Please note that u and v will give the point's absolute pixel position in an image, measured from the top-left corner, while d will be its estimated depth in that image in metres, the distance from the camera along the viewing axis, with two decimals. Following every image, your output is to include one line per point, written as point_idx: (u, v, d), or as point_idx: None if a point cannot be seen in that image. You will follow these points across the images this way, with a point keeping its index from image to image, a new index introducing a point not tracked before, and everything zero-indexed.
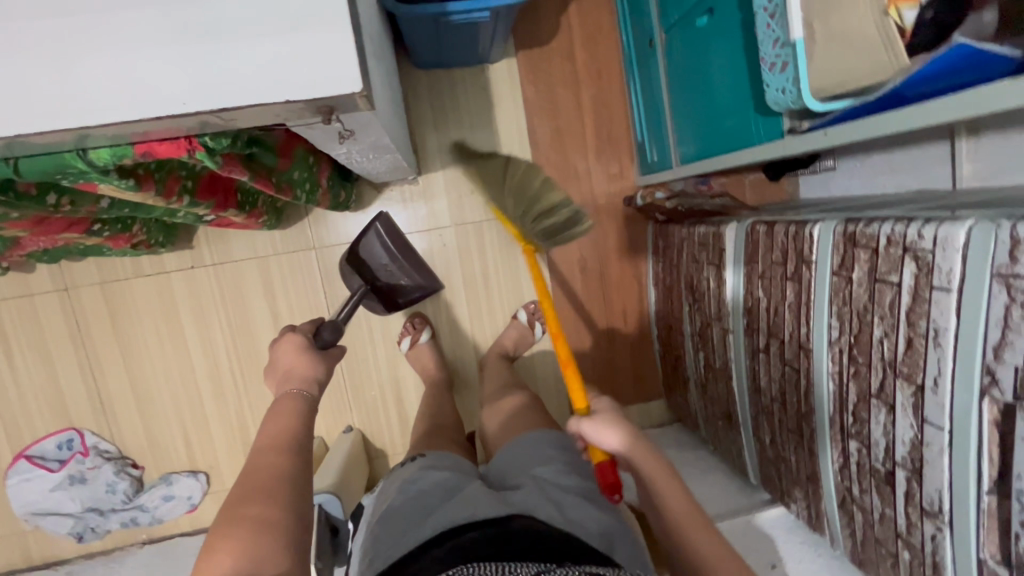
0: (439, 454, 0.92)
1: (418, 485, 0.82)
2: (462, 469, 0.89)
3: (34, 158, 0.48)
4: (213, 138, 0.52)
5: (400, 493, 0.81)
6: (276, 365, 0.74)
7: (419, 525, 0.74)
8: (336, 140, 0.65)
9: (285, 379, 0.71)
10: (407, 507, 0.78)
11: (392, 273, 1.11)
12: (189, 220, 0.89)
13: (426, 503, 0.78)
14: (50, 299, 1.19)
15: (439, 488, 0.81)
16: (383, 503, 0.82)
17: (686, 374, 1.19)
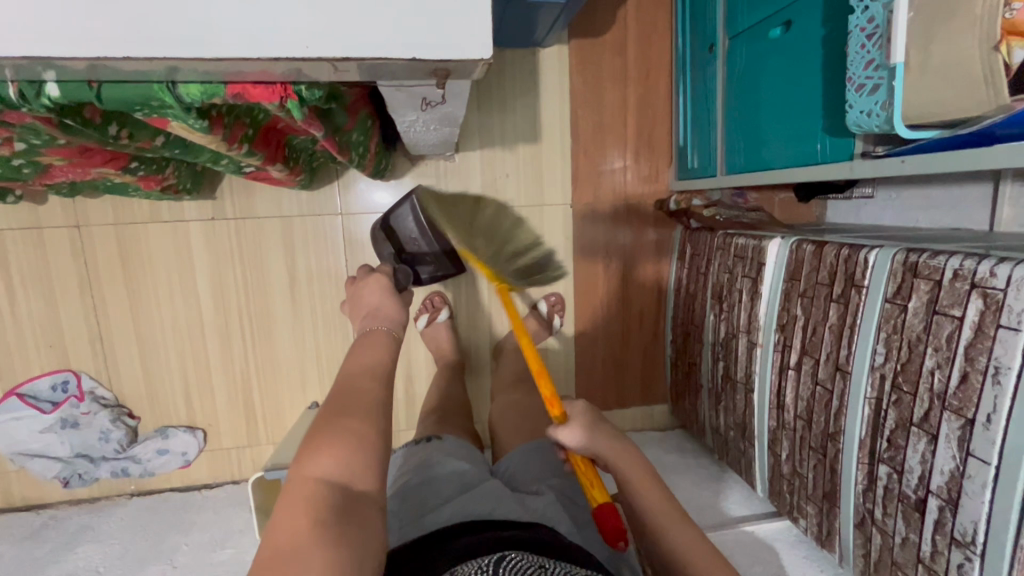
0: (455, 442, 0.92)
1: (440, 472, 0.81)
2: (477, 462, 0.87)
3: (123, 84, 0.45)
4: (308, 88, 0.50)
5: (419, 477, 0.80)
6: (363, 303, 0.83)
7: (435, 511, 0.73)
8: (416, 106, 0.63)
9: (371, 321, 0.80)
10: (429, 491, 0.77)
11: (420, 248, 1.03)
12: (230, 170, 0.86)
13: (444, 489, 0.78)
14: (60, 234, 1.13)
15: (457, 480, 0.79)
16: (400, 480, 0.82)
17: (699, 380, 1.20)
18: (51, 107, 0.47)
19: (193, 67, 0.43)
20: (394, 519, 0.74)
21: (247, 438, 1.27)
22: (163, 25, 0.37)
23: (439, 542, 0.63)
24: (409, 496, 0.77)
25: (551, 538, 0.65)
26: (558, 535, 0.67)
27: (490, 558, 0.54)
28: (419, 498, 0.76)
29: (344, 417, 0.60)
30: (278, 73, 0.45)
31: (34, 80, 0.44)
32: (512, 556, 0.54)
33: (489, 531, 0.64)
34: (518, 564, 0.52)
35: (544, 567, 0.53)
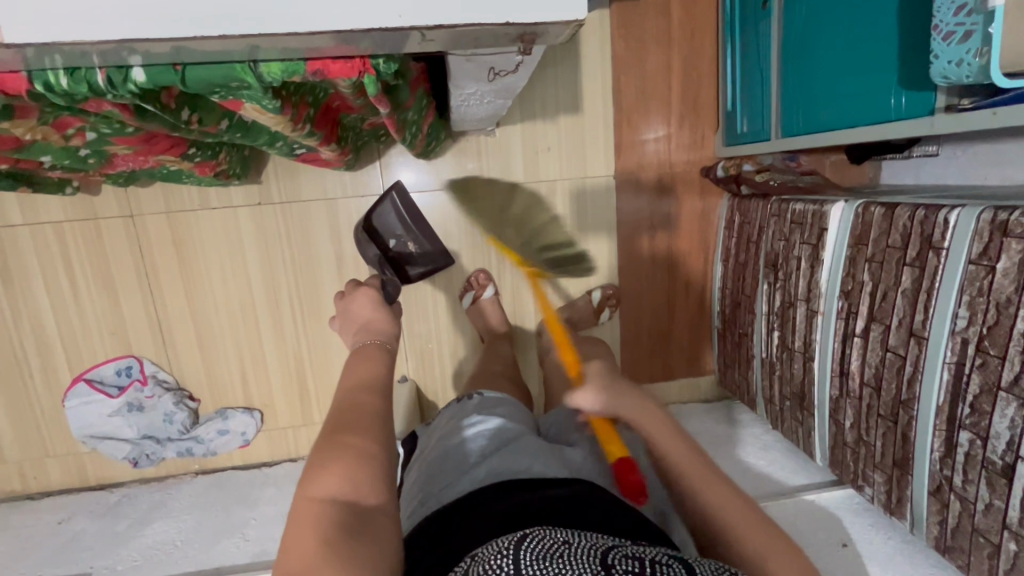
0: (496, 396, 0.90)
1: (478, 428, 0.79)
2: (520, 417, 0.86)
3: (204, 66, 0.45)
4: (385, 61, 0.49)
5: (456, 436, 0.79)
6: (351, 318, 0.77)
7: (471, 472, 0.72)
8: (483, 78, 0.61)
9: (365, 333, 0.74)
10: (468, 453, 0.76)
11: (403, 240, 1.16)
12: (283, 152, 0.86)
13: (483, 451, 0.75)
14: (115, 225, 1.16)
15: (494, 436, 0.78)
16: (439, 442, 0.80)
17: (751, 349, 1.17)
18: (136, 93, 0.47)
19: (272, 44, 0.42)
20: (431, 482, 0.74)
21: (301, 417, 1.30)
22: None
23: (489, 502, 0.64)
24: (446, 457, 0.77)
25: (592, 494, 0.64)
26: (595, 491, 0.66)
27: (511, 537, 0.49)
28: (458, 462, 0.75)
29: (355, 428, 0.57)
30: (362, 46, 0.44)
31: (121, 65, 0.44)
32: (535, 533, 0.49)
33: (526, 492, 0.64)
34: (541, 545, 0.47)
35: (568, 543, 0.49)
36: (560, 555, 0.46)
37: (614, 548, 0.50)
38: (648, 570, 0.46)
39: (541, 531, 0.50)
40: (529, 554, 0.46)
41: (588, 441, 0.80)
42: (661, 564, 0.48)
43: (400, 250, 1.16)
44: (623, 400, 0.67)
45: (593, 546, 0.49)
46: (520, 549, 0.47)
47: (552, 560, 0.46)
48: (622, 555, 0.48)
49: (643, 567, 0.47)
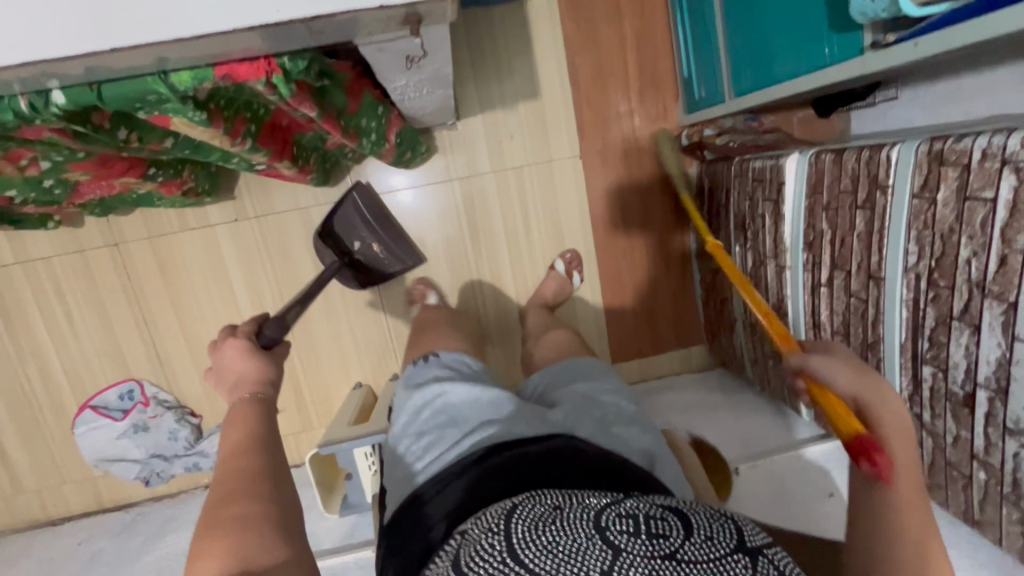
0: (466, 363, 0.87)
1: (447, 398, 0.77)
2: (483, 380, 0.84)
3: (117, 82, 0.47)
4: (291, 59, 0.51)
5: (427, 409, 0.77)
6: (224, 372, 0.67)
7: (452, 440, 0.71)
8: (402, 68, 0.64)
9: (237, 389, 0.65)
10: (445, 421, 0.74)
11: (367, 244, 1.13)
12: (244, 168, 0.89)
13: (461, 418, 0.74)
14: (102, 255, 1.20)
15: (466, 403, 0.76)
16: (413, 413, 0.78)
17: (732, 313, 1.17)
18: (61, 115, 0.50)
19: (157, 52, 0.43)
20: (413, 458, 0.72)
21: (301, 424, 1.35)
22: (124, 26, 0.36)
23: (473, 468, 0.63)
24: (423, 430, 0.75)
25: (575, 450, 0.65)
26: (576, 442, 0.67)
27: (501, 512, 0.49)
28: (436, 430, 0.74)
29: (244, 494, 0.53)
30: (263, 46, 0.47)
31: (40, 89, 0.46)
32: (526, 505, 0.50)
33: (509, 452, 0.64)
34: (531, 515, 0.48)
35: (558, 509, 0.48)
36: (551, 523, 0.46)
37: (608, 506, 0.48)
38: (642, 527, 0.44)
39: (534, 501, 0.51)
40: (521, 524, 0.47)
41: (568, 399, 0.81)
42: (656, 518, 0.45)
43: (366, 254, 1.14)
44: (866, 384, 0.54)
45: (585, 509, 0.48)
46: (510, 521, 0.47)
47: (539, 529, 0.46)
48: (615, 515, 0.46)
49: (637, 525, 0.44)
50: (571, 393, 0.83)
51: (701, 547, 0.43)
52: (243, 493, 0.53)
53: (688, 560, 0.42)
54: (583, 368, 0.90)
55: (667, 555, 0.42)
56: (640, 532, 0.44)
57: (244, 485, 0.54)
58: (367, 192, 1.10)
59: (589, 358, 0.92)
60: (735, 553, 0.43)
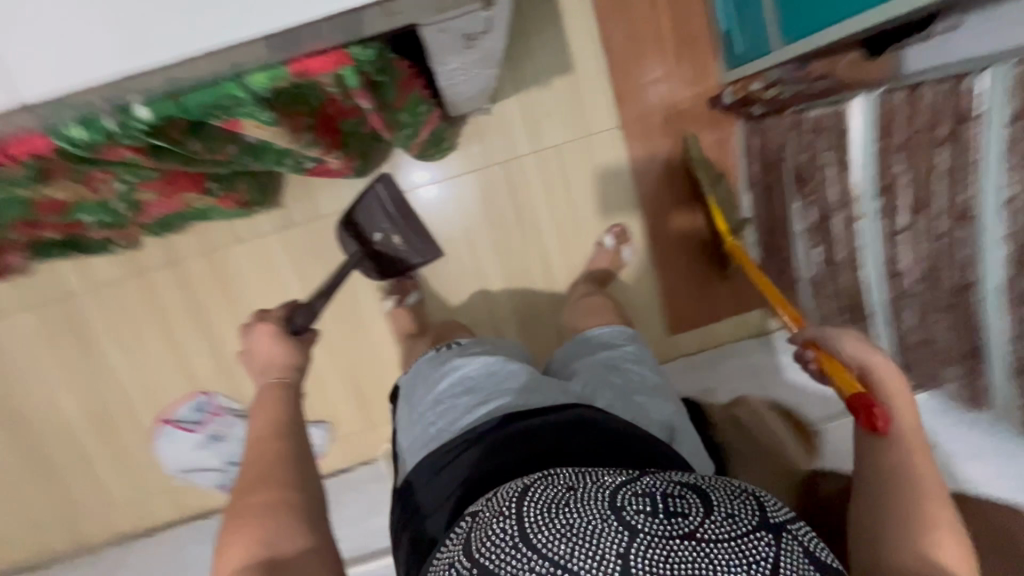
0: (472, 339, 0.96)
1: (468, 369, 0.87)
2: (501, 350, 0.93)
3: (196, 90, 0.47)
4: (361, 47, 0.50)
5: (449, 378, 0.87)
6: (255, 355, 0.78)
7: (476, 407, 0.81)
8: (461, 47, 0.63)
9: (265, 373, 0.78)
10: (459, 394, 0.84)
11: (390, 238, 1.10)
12: (293, 168, 0.89)
13: (476, 390, 0.84)
14: (163, 274, 1.24)
15: (484, 373, 0.86)
16: (430, 386, 0.87)
17: (795, 273, 1.13)
18: (144, 131, 0.51)
19: (229, 62, 0.45)
20: (439, 421, 0.82)
21: (364, 423, 1.35)
22: (219, 28, 0.42)
23: (487, 436, 0.74)
24: (445, 397, 0.85)
25: (583, 418, 0.74)
26: (583, 412, 0.76)
27: (518, 494, 0.57)
28: (451, 402, 0.84)
29: (269, 483, 0.66)
30: (335, 36, 0.46)
31: (125, 106, 0.47)
32: (540, 487, 0.57)
33: (521, 423, 0.74)
34: (546, 496, 0.55)
35: (572, 490, 0.56)
36: (568, 504, 0.54)
37: (625, 485, 0.55)
38: (660, 507, 0.51)
39: (549, 482, 0.58)
40: (534, 506, 0.55)
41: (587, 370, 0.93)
42: (674, 497, 0.53)
43: (385, 246, 1.10)
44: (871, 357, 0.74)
45: (601, 489, 0.55)
46: (523, 504, 0.55)
47: (555, 510, 0.53)
48: (632, 496, 0.53)
49: (654, 505, 0.52)
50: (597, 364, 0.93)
51: (720, 526, 0.50)
52: (264, 482, 0.67)
53: (708, 538, 0.49)
54: (605, 339, 1.00)
55: (685, 533, 0.50)
56: (658, 512, 0.51)
57: (267, 473, 0.67)
58: (392, 188, 1.09)
59: (625, 328, 1.02)
60: (755, 529, 0.50)
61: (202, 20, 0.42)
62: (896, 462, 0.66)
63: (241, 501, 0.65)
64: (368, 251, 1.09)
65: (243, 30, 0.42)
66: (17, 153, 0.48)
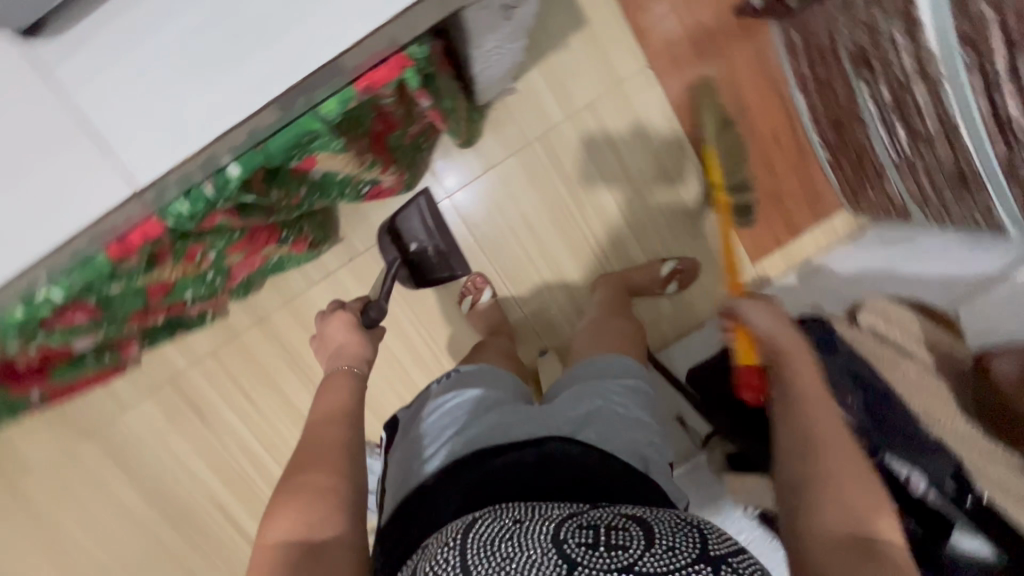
0: (478, 369, 0.84)
1: (454, 404, 0.76)
2: (499, 382, 0.81)
3: (278, 135, 0.49)
4: (417, 45, 0.49)
5: (433, 414, 0.76)
6: (328, 340, 0.78)
7: (447, 446, 0.70)
8: (498, 20, 0.61)
9: (338, 357, 0.75)
10: (438, 429, 0.73)
11: (425, 247, 1.20)
12: (351, 197, 0.91)
13: (455, 423, 0.73)
14: (254, 333, 1.29)
15: (469, 408, 0.74)
16: (415, 419, 0.77)
17: (877, 161, 1.05)
18: (239, 190, 0.52)
19: (302, 99, 0.45)
20: (410, 462, 0.72)
21: None
22: (285, 76, 0.42)
23: (455, 475, 0.64)
24: (425, 434, 0.74)
25: (562, 454, 0.63)
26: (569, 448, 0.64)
27: (461, 527, 0.51)
28: (430, 437, 0.73)
29: (319, 463, 0.59)
30: (391, 39, 0.45)
31: (219, 168, 0.48)
32: (484, 520, 0.51)
33: (492, 459, 0.63)
34: (488, 530, 0.49)
35: (518, 522, 0.49)
36: (509, 537, 0.47)
37: (570, 517, 0.50)
38: (601, 539, 0.46)
39: (493, 514, 0.52)
40: (477, 540, 0.48)
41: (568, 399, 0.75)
42: (617, 530, 0.48)
43: (421, 256, 1.20)
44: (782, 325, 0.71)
45: (546, 521, 0.49)
46: (467, 539, 0.49)
47: (495, 543, 0.47)
48: (576, 527, 0.48)
49: (597, 538, 0.46)
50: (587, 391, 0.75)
51: (660, 559, 0.45)
52: (319, 460, 0.60)
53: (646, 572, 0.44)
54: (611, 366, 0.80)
55: (623, 568, 0.44)
56: (598, 545, 0.46)
57: (320, 452, 0.61)
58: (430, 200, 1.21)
59: (626, 358, 0.81)
60: (696, 564, 0.45)
61: (274, 67, 0.42)
62: (826, 417, 0.57)
63: (297, 478, 0.58)
64: (404, 259, 1.19)
65: (309, 66, 0.42)
66: (136, 242, 0.50)
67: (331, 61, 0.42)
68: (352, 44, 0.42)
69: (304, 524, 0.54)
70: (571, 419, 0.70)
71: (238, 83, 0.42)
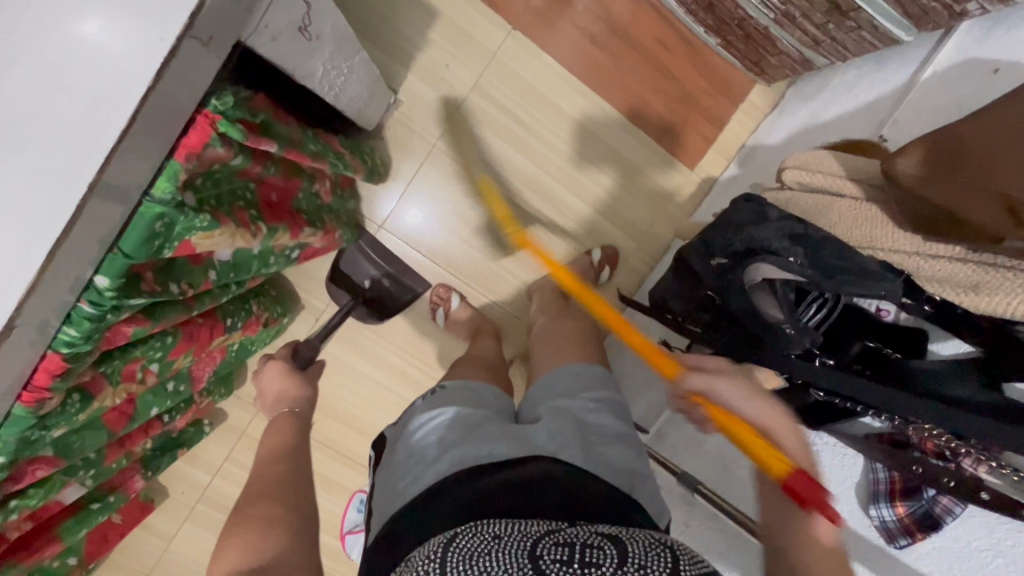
0: (460, 382, 0.78)
1: (435, 420, 0.69)
2: (485, 400, 0.76)
3: (128, 230, 0.50)
4: (218, 98, 0.50)
5: (417, 432, 0.69)
6: (269, 388, 0.97)
7: (428, 464, 0.63)
8: (305, 44, 0.63)
9: (279, 400, 0.96)
10: (422, 447, 0.66)
11: (378, 284, 1.23)
12: (282, 265, 0.90)
13: (442, 440, 0.66)
14: (257, 422, 1.30)
15: (453, 423, 0.68)
16: (397, 442, 0.72)
17: (758, 25, 1.05)
18: (121, 296, 0.53)
19: (125, 173, 0.45)
20: (389, 485, 0.66)
21: None
22: (89, 146, 0.42)
23: (446, 490, 0.58)
24: (408, 454, 0.68)
25: (548, 473, 0.58)
26: (554, 466, 0.59)
27: (442, 539, 0.47)
28: (415, 457, 0.66)
29: (264, 499, 0.67)
30: (182, 101, 0.46)
31: (85, 284, 0.49)
32: (465, 534, 0.47)
33: (481, 478, 0.58)
34: (469, 543, 0.45)
35: (496, 539, 0.45)
36: (486, 552, 0.44)
37: (549, 533, 0.46)
38: (576, 558, 0.42)
39: (475, 528, 0.48)
40: (457, 553, 0.45)
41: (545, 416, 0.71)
42: (592, 548, 0.44)
43: (377, 292, 1.23)
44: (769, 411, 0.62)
45: (524, 536, 0.45)
46: (449, 550, 0.45)
47: (476, 557, 0.43)
48: (552, 544, 0.44)
49: (573, 555, 0.43)
50: (553, 408, 0.72)
51: None
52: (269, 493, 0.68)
53: None
54: (575, 377, 0.78)
55: None
56: (574, 562, 0.42)
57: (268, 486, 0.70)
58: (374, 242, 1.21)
59: (596, 366, 0.80)
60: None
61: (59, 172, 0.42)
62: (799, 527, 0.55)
63: (241, 514, 0.65)
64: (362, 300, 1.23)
65: (95, 158, 0.42)
66: (46, 383, 0.51)
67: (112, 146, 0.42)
68: (127, 125, 0.42)
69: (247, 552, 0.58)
70: (554, 433, 0.65)
71: (32, 199, 0.42)
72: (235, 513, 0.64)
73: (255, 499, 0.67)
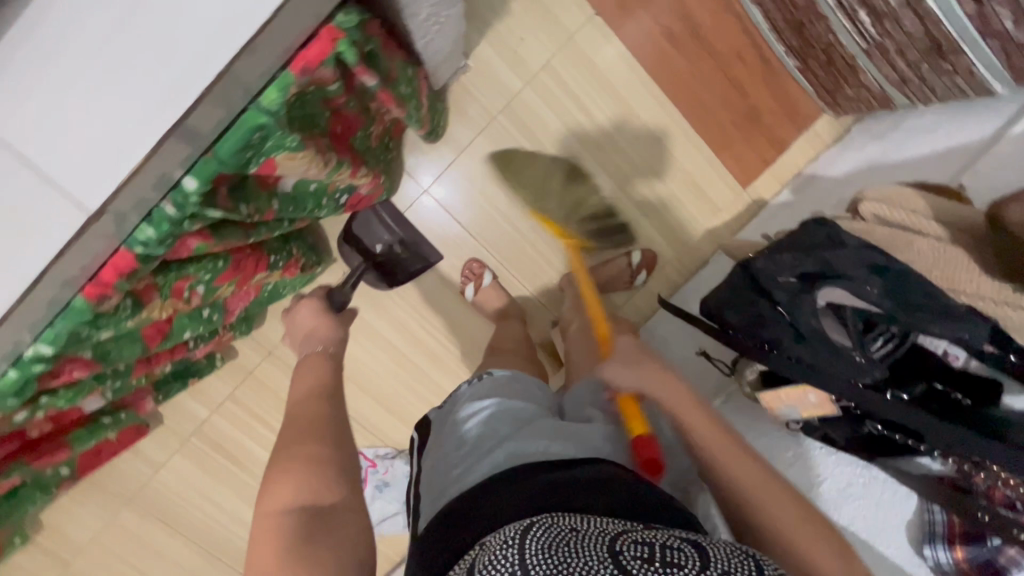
0: (510, 373, 0.76)
1: (488, 412, 0.68)
2: (537, 394, 0.74)
3: (228, 137, 0.47)
4: (344, 13, 0.49)
5: (468, 421, 0.68)
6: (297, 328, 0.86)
7: (484, 456, 0.62)
8: None
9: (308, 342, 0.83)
10: (477, 439, 0.66)
11: (392, 248, 1.15)
12: (330, 210, 0.87)
13: (495, 433, 0.65)
14: (265, 365, 1.27)
15: (505, 416, 0.67)
16: (447, 427, 0.70)
17: (846, 53, 1.02)
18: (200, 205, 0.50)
19: (247, 76, 0.43)
20: (441, 473, 0.65)
21: None
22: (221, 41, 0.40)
23: (506, 482, 0.56)
24: (458, 444, 0.67)
25: (611, 477, 0.57)
26: (612, 470, 0.58)
27: (518, 525, 0.46)
28: (468, 448, 0.65)
29: (303, 444, 0.63)
30: (310, 11, 0.44)
31: (174, 182, 0.47)
32: (542, 522, 0.46)
33: (543, 473, 0.57)
34: (548, 533, 0.44)
35: (575, 530, 0.45)
36: (568, 543, 0.43)
37: (624, 532, 0.46)
38: (657, 557, 0.43)
39: (550, 517, 0.47)
40: (536, 541, 0.43)
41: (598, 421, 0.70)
42: (671, 549, 0.44)
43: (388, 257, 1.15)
44: (647, 374, 0.67)
45: (600, 532, 0.45)
46: (527, 536, 0.44)
47: (559, 546, 0.43)
48: (630, 542, 0.44)
49: (654, 554, 0.43)
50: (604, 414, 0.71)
51: None
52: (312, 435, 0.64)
53: None
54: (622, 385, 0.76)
55: None
56: (655, 561, 0.42)
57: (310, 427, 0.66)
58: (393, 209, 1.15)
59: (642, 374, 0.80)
60: None
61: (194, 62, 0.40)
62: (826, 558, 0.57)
63: (277, 456, 0.62)
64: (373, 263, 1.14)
65: (228, 50, 0.40)
66: (111, 280, 0.49)
67: (250, 37, 0.40)
68: (267, 18, 0.40)
69: (303, 493, 0.58)
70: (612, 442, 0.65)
71: (158, 83, 0.40)
72: (279, 445, 0.63)
73: (284, 444, 0.64)
